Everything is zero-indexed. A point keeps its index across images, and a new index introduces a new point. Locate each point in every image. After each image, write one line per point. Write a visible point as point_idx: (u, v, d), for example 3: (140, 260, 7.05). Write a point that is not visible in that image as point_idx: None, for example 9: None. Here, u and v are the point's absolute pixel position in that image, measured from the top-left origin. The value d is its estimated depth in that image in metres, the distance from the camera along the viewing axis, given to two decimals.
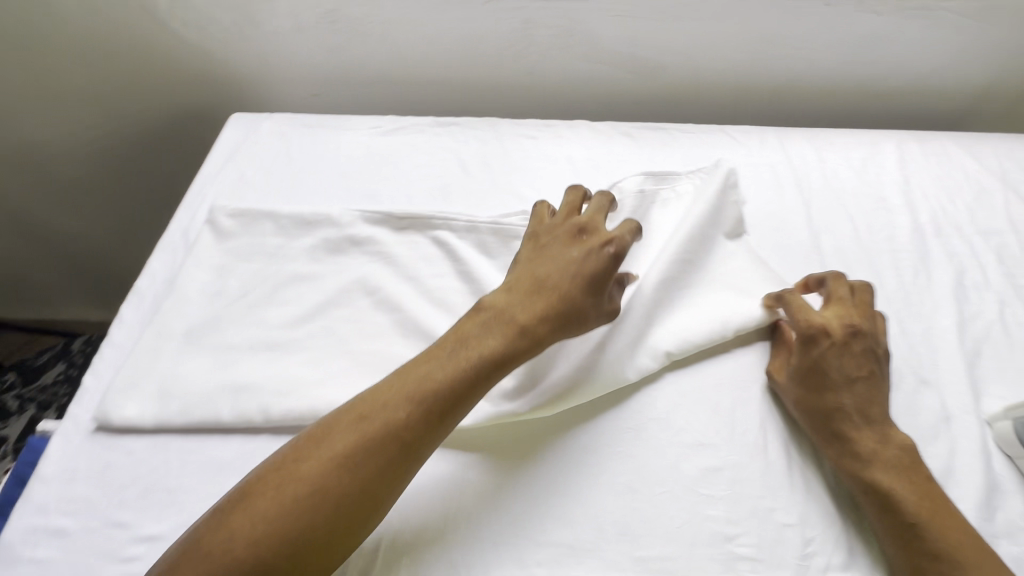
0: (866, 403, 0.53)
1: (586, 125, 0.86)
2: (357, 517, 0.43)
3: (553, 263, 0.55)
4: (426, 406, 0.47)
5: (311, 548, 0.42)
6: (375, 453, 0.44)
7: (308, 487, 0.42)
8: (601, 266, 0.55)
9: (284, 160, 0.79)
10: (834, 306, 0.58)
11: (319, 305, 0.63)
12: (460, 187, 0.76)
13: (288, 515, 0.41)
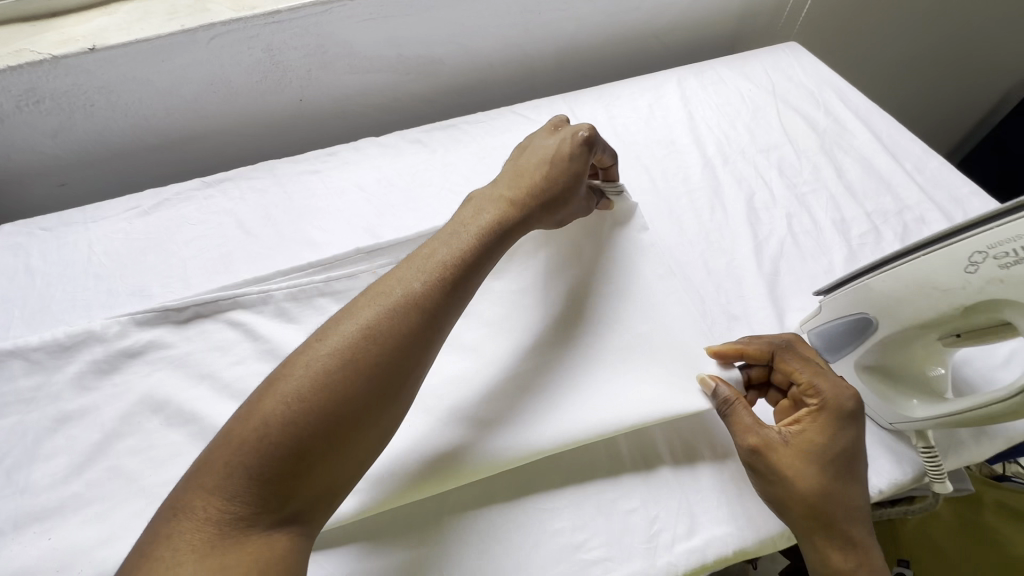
0: (840, 484, 0.46)
1: (373, 141, 0.80)
2: (372, 408, 0.41)
3: (532, 164, 0.58)
4: (424, 293, 0.46)
5: (330, 443, 0.39)
6: (353, 373, 0.41)
7: (315, 382, 0.40)
8: (568, 153, 0.58)
9: (26, 279, 0.66)
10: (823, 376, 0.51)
11: (96, 445, 0.54)
12: (244, 250, 0.68)
13: (299, 412, 0.39)
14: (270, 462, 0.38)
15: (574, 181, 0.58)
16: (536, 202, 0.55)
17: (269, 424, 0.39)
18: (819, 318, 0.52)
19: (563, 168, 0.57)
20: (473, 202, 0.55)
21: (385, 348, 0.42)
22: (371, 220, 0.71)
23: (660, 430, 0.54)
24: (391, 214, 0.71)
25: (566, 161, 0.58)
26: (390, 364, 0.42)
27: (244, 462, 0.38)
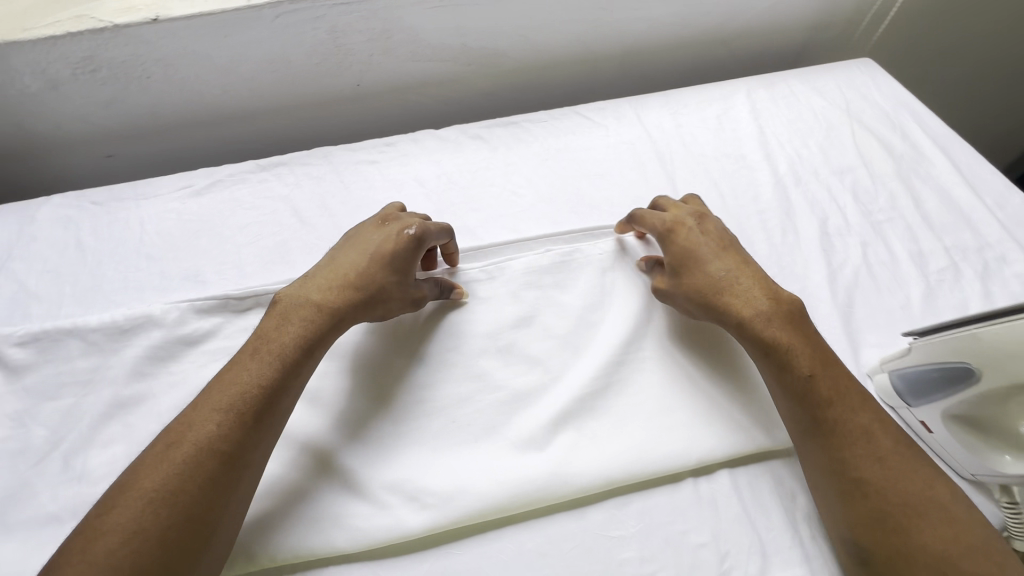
0: (743, 300, 0.54)
1: (432, 133, 0.77)
2: (231, 497, 0.44)
3: (313, 286, 0.54)
4: (239, 409, 0.46)
5: (197, 527, 0.42)
6: (172, 500, 0.42)
7: (198, 475, 0.43)
8: (671, 218, 0.60)
9: (77, 255, 0.65)
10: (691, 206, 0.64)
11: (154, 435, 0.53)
12: (300, 241, 0.66)
13: (156, 505, 0.42)
14: (137, 553, 0.40)
15: (400, 279, 0.56)
16: (352, 305, 0.53)
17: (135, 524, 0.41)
18: (903, 358, 0.52)
19: (392, 266, 0.56)
20: (279, 306, 0.53)
21: (225, 450, 0.45)
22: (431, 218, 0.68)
23: (729, 463, 0.52)
24: (451, 213, 0.69)
25: (665, 231, 0.60)
26: (236, 461, 0.45)
27: (115, 555, 0.40)
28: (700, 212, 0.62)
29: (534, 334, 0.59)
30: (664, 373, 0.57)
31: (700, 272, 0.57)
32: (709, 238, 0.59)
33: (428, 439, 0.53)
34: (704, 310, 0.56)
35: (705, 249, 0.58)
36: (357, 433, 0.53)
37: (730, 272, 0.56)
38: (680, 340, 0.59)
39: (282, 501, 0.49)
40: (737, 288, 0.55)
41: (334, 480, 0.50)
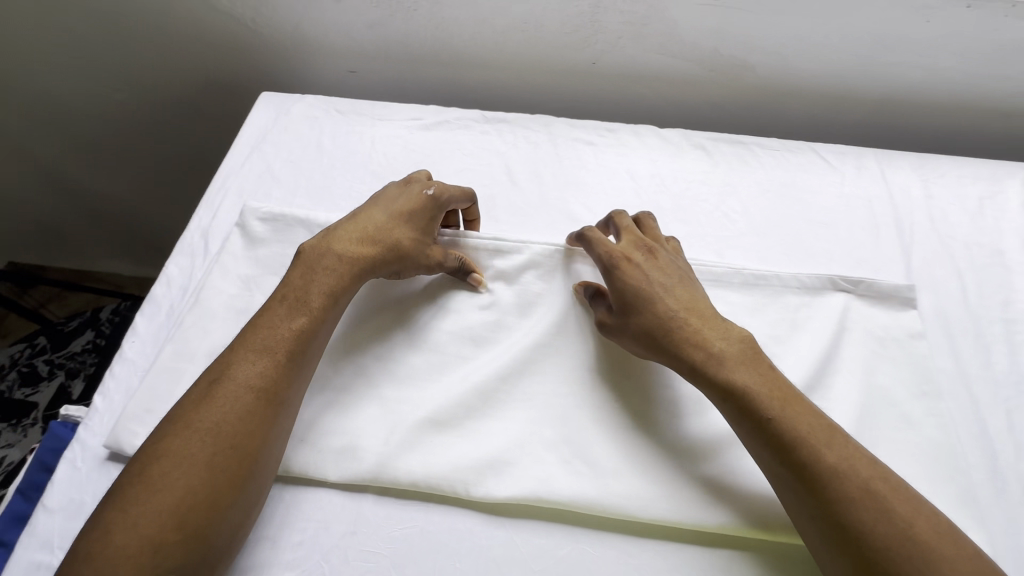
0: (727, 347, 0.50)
1: (653, 130, 0.75)
2: (269, 432, 0.46)
3: (336, 238, 0.56)
4: (274, 349, 0.48)
5: (242, 459, 0.44)
6: (218, 430, 0.44)
7: (240, 410, 0.45)
8: (619, 251, 0.55)
9: (316, 154, 0.71)
10: (636, 233, 0.58)
11: (348, 336, 0.57)
12: (507, 200, 0.67)
13: (204, 434, 0.44)
14: (187, 484, 0.42)
15: (417, 238, 0.58)
16: (380, 258, 0.56)
17: (186, 454, 0.43)
18: None
19: (417, 226, 0.58)
20: (303, 259, 0.55)
21: (261, 386, 0.46)
22: (636, 217, 0.67)
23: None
24: (658, 218, 0.67)
25: (608, 264, 0.55)
26: (271, 397, 0.46)
27: (175, 482, 0.41)
28: (649, 245, 0.57)
29: None
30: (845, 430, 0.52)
31: (642, 316, 0.52)
32: (669, 277, 0.54)
33: (589, 415, 0.52)
34: (653, 350, 0.51)
35: (656, 288, 0.53)
36: (525, 377, 0.54)
37: (681, 315, 0.51)
38: (870, 403, 0.54)
39: (445, 416, 0.52)
40: (691, 330, 0.51)
41: (495, 415, 0.52)
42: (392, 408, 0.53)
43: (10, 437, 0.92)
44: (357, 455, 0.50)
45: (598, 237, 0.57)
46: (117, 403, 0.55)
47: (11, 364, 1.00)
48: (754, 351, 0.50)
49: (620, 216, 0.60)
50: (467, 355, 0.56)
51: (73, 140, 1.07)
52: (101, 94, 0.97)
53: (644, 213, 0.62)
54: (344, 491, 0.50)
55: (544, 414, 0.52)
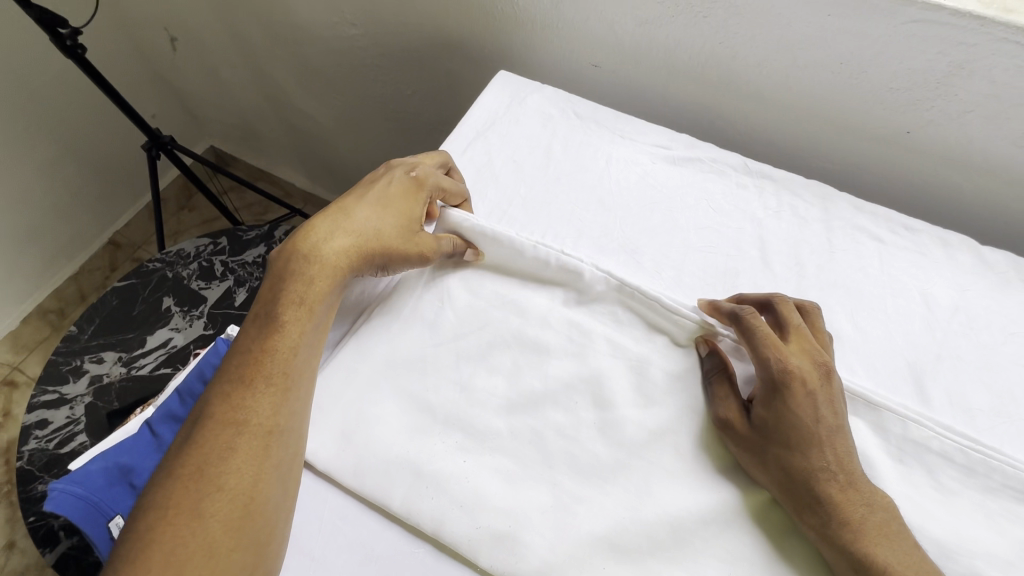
0: (851, 506, 0.41)
1: (968, 244, 0.56)
2: (264, 468, 0.42)
3: (311, 235, 0.50)
4: (249, 374, 0.45)
5: (235, 504, 0.40)
6: (197, 475, 0.41)
7: (219, 449, 0.42)
8: (796, 367, 0.45)
9: (541, 160, 0.62)
10: (796, 337, 0.47)
11: (534, 394, 0.48)
12: (752, 283, 0.54)
13: (185, 481, 0.40)
14: (181, 539, 0.38)
15: (406, 226, 0.53)
16: (367, 254, 0.51)
17: (174, 508, 0.39)
18: None
19: (409, 220, 0.53)
20: (273, 272, 0.50)
21: (238, 418, 0.43)
22: (923, 359, 0.50)
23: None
24: (955, 371, 0.49)
25: (774, 381, 0.44)
26: (251, 427, 0.43)
27: (169, 539, 0.38)
28: (830, 365, 0.45)
29: None
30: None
31: (790, 453, 0.43)
32: (826, 415, 0.43)
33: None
34: (787, 492, 0.42)
35: (818, 425, 0.43)
36: (737, 535, 0.43)
37: (829, 467, 0.42)
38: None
39: (624, 544, 0.42)
40: (834, 486, 0.41)
41: (683, 567, 0.42)
42: (565, 505, 0.44)
43: (180, 323, 1.01)
44: (516, 551, 0.42)
45: (766, 332, 0.46)
46: None
47: (196, 256, 1.08)
48: (894, 521, 0.41)
49: (788, 306, 0.48)
50: (669, 474, 0.45)
51: (300, 60, 1.11)
52: (336, 25, 0.96)
53: (810, 303, 0.50)
54: None
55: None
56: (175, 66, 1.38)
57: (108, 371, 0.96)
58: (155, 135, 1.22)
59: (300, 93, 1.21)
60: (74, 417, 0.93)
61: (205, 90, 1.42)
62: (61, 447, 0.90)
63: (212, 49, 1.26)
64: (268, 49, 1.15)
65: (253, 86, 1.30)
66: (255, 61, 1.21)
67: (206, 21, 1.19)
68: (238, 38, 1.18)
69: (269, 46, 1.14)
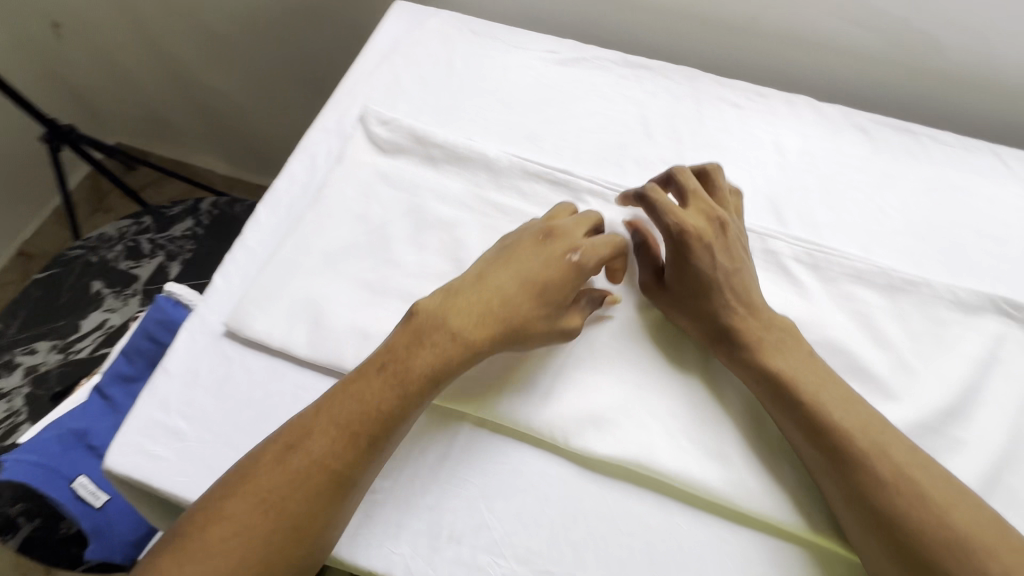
0: (749, 331, 0.49)
1: (809, 102, 0.67)
2: (384, 406, 0.44)
3: (455, 311, 0.46)
4: (405, 340, 0.46)
5: (342, 436, 0.43)
6: (323, 411, 0.44)
7: (341, 388, 0.44)
8: (691, 225, 0.50)
9: (444, 72, 0.68)
10: (695, 201, 0.52)
11: (460, 262, 0.55)
12: (638, 154, 0.63)
13: (313, 417, 0.44)
14: (286, 465, 0.41)
15: (550, 314, 0.48)
16: (540, 310, 0.47)
17: (289, 439, 0.43)
18: None
19: (562, 298, 0.48)
20: (416, 323, 0.46)
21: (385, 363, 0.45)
22: (778, 192, 0.60)
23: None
24: (803, 197, 0.60)
25: (676, 238, 0.50)
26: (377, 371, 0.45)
27: (281, 467, 0.42)
28: (722, 217, 0.52)
29: (849, 349, 0.52)
30: (982, 467, 0.48)
31: (705, 298, 0.50)
32: (732, 272, 0.50)
33: (700, 392, 0.50)
34: (704, 335, 0.50)
35: (721, 276, 0.50)
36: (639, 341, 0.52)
37: (736, 310, 0.50)
38: (1013, 446, 0.49)
39: (547, 381, 0.49)
40: (739, 323, 0.49)
41: (599, 369, 0.50)
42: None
43: (114, 304, 1.00)
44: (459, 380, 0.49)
45: (667, 201, 0.51)
46: (236, 286, 0.55)
47: (119, 237, 1.06)
48: (793, 336, 0.49)
49: (685, 172, 0.53)
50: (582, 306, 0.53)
51: (200, 30, 1.11)
52: None
53: (713, 164, 0.56)
54: (440, 414, 0.49)
55: (654, 381, 0.50)
56: (62, 55, 1.31)
57: (43, 360, 0.94)
58: (56, 128, 1.18)
59: (204, 67, 1.20)
60: (13, 409, 0.90)
61: (99, 78, 1.36)
62: (5, 439, 0.88)
63: (102, 31, 1.22)
64: (161, 22, 1.13)
65: (153, 67, 1.27)
66: (150, 36, 1.18)
67: (92, 1, 1.15)
68: (129, 14, 1.15)
69: (163, 18, 1.12)
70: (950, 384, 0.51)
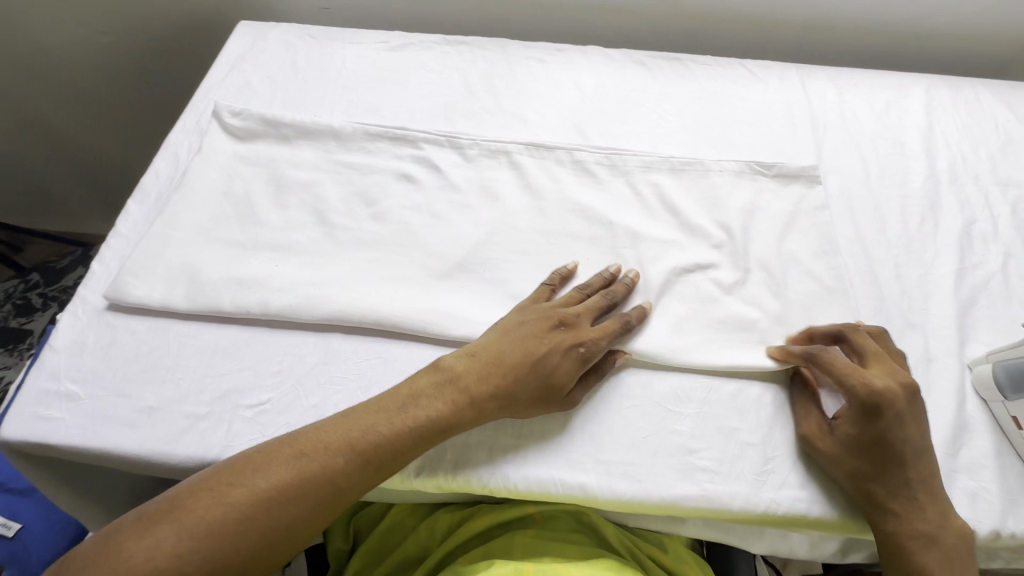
0: (897, 453, 0.47)
1: (599, 50, 0.83)
2: (398, 440, 0.47)
3: (446, 389, 0.49)
4: (426, 401, 0.48)
5: (341, 479, 0.45)
6: (335, 444, 0.45)
7: (354, 429, 0.46)
8: (885, 387, 0.47)
9: (290, 71, 0.78)
10: (875, 363, 0.51)
11: (318, 212, 0.63)
12: (464, 108, 0.75)
13: (321, 441, 0.45)
14: (286, 486, 0.43)
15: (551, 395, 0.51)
16: (534, 401, 0.50)
17: (297, 459, 0.44)
18: (1012, 350, 0.53)
19: (565, 382, 0.51)
20: (439, 371, 0.50)
21: (404, 412, 0.48)
22: (580, 117, 0.74)
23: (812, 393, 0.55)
24: (600, 118, 0.74)
25: (868, 405, 0.47)
26: (397, 420, 0.47)
27: (277, 485, 0.43)
28: (911, 384, 0.49)
29: (647, 219, 0.64)
30: (759, 281, 0.60)
31: (869, 458, 0.48)
32: (905, 420, 0.48)
33: (532, 271, 0.60)
34: (851, 479, 0.49)
35: (899, 434, 0.47)
36: (478, 243, 0.61)
37: (883, 438, 0.47)
38: (783, 263, 0.61)
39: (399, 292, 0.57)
40: (899, 462, 0.47)
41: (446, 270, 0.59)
42: (358, 266, 0.59)
43: (8, 361, 0.98)
44: (327, 299, 0.56)
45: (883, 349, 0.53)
46: (114, 269, 0.60)
47: (7, 298, 1.06)
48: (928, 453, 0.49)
49: (859, 336, 0.53)
50: (428, 226, 0.62)
51: (61, 89, 1.13)
52: (84, 38, 1.04)
53: (880, 331, 0.54)
54: (316, 333, 0.56)
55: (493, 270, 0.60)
56: None
57: None
58: None
59: (63, 120, 1.19)
60: None
61: None
62: None
63: None
64: (17, 88, 1.12)
65: (11, 140, 1.22)
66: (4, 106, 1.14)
67: None
68: None
69: (17, 83, 1.11)
70: (727, 228, 0.63)
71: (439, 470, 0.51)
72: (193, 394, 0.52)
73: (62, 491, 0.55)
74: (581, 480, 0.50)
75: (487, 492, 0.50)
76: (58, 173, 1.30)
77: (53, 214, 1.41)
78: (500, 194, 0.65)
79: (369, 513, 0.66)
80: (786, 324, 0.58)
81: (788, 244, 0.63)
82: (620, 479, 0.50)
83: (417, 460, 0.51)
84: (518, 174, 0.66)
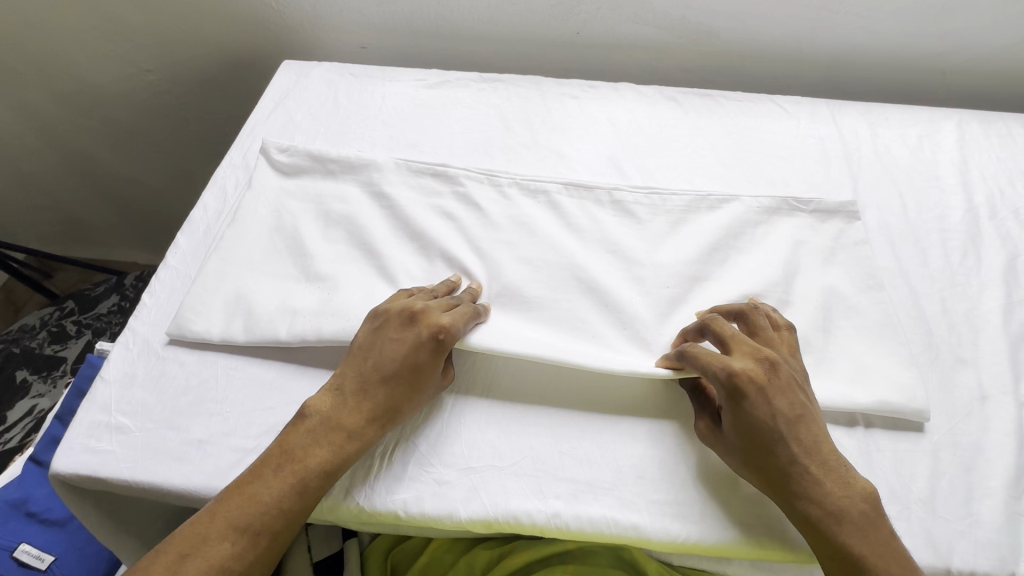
0: (811, 445, 0.47)
1: (631, 86, 0.85)
2: (284, 500, 0.45)
3: (315, 427, 0.49)
4: (308, 447, 0.48)
5: (243, 554, 0.43)
6: (228, 516, 0.44)
7: (251, 494, 0.45)
8: (741, 369, 0.48)
9: (332, 108, 0.80)
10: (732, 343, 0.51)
11: (363, 245, 0.64)
12: (501, 143, 0.76)
13: (218, 519, 0.44)
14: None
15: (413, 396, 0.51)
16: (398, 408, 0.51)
17: (201, 545, 0.43)
18: None
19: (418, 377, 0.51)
20: (310, 415, 0.49)
21: (291, 466, 0.47)
22: (616, 152, 0.75)
23: (864, 429, 0.54)
24: (636, 152, 0.75)
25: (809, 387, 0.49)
26: (287, 476, 0.46)
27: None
28: (771, 358, 0.50)
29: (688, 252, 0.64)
30: (806, 316, 0.60)
31: (764, 444, 0.47)
32: (778, 397, 0.48)
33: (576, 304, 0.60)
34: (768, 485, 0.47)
35: (776, 415, 0.47)
36: (520, 277, 0.62)
37: (784, 419, 0.47)
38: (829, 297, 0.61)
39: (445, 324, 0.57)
40: (801, 446, 0.47)
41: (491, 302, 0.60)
42: None
43: (42, 388, 0.98)
44: None
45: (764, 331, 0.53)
46: (164, 301, 0.61)
47: (42, 325, 1.08)
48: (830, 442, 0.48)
49: (718, 321, 0.53)
50: (472, 259, 0.63)
51: (105, 124, 1.17)
52: (129, 75, 1.08)
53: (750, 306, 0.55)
54: None
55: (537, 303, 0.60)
56: None
57: None
58: None
59: (105, 153, 1.23)
60: None
61: None
62: None
63: None
64: (64, 124, 1.16)
65: (53, 174, 1.26)
66: (51, 142, 1.19)
67: None
68: (33, 125, 1.16)
69: (64, 119, 1.15)
70: (770, 261, 0.63)
71: (489, 511, 0.49)
72: (241, 427, 0.52)
73: (106, 525, 0.55)
74: (635, 520, 0.49)
75: (539, 532, 0.49)
76: (93, 203, 1.34)
77: (84, 242, 1.45)
78: (541, 228, 0.65)
79: (405, 550, 0.65)
80: (836, 360, 0.57)
81: (831, 278, 0.63)
82: (674, 520, 0.49)
83: (465, 499, 0.50)
84: (557, 209, 0.67)
